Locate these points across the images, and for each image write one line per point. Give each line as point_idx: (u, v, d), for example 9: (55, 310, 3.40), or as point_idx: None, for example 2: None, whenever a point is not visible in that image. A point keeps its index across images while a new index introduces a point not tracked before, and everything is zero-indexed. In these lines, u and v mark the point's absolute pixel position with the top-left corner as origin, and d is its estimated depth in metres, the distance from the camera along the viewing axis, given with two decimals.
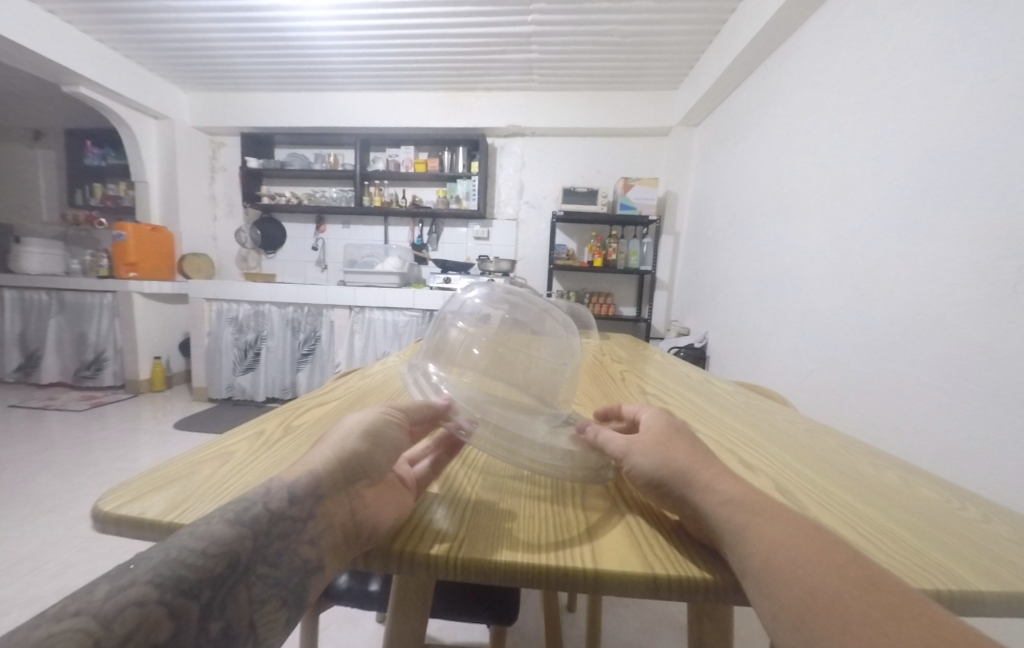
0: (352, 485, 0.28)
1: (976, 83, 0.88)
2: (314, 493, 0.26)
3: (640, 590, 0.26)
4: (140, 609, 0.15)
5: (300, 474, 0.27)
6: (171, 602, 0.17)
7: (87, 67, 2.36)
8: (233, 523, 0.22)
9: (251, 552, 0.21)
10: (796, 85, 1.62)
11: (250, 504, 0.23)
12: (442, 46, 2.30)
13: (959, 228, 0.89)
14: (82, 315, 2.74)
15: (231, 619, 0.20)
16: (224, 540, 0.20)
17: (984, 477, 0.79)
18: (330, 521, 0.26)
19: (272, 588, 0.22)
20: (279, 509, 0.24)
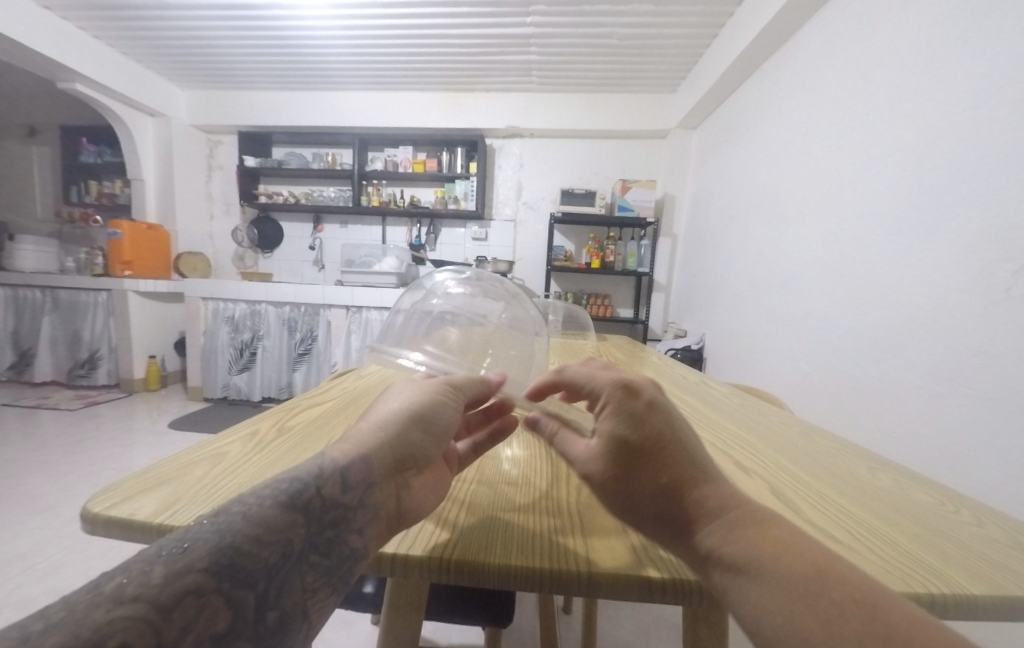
0: (402, 472, 0.32)
1: (972, 89, 0.89)
2: (365, 478, 0.29)
3: (634, 591, 0.25)
4: (197, 598, 0.19)
5: (353, 458, 0.30)
6: (226, 589, 0.20)
7: (83, 63, 2.35)
8: (286, 500, 0.25)
9: (302, 541, 0.24)
10: (794, 90, 1.63)
11: (305, 485, 0.26)
12: (440, 46, 2.30)
13: (955, 233, 0.90)
14: (76, 314, 2.72)
15: (287, 608, 0.22)
16: (278, 529, 0.23)
17: (977, 480, 0.80)
18: (378, 507, 0.29)
19: (320, 575, 0.25)
20: (331, 495, 0.27)
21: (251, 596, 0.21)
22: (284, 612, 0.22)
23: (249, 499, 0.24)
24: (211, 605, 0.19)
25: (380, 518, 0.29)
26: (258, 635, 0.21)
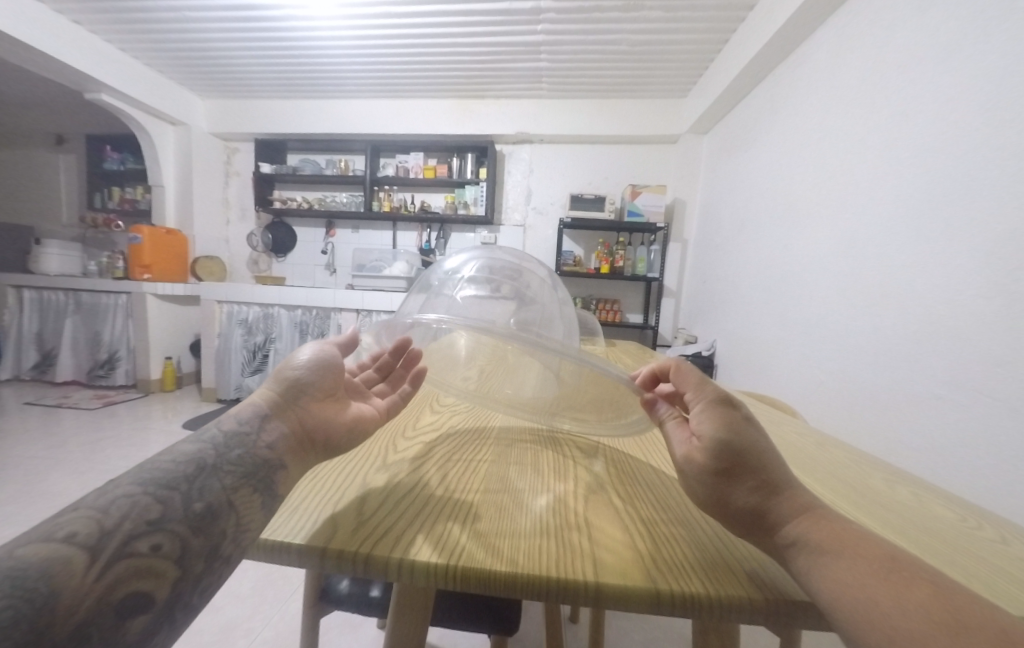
0: (299, 407, 0.40)
1: (990, 93, 0.87)
2: (259, 418, 0.38)
3: (643, 605, 0.24)
4: (128, 503, 0.28)
5: (244, 409, 0.39)
6: (154, 496, 0.29)
7: (108, 75, 2.44)
8: (201, 444, 0.35)
9: (214, 463, 0.33)
10: (808, 94, 1.61)
11: (209, 433, 0.36)
12: (453, 54, 2.33)
13: (973, 238, 0.88)
14: (97, 316, 2.81)
15: (211, 500, 0.30)
16: (188, 465, 0.32)
17: (999, 493, 0.77)
18: (283, 432, 0.38)
19: (242, 478, 0.32)
20: (231, 430, 0.36)
21: (175, 495, 0.29)
22: (210, 502, 0.30)
23: (165, 450, 0.33)
24: (143, 505, 0.28)
25: (288, 441, 0.37)
26: (191, 518, 0.29)
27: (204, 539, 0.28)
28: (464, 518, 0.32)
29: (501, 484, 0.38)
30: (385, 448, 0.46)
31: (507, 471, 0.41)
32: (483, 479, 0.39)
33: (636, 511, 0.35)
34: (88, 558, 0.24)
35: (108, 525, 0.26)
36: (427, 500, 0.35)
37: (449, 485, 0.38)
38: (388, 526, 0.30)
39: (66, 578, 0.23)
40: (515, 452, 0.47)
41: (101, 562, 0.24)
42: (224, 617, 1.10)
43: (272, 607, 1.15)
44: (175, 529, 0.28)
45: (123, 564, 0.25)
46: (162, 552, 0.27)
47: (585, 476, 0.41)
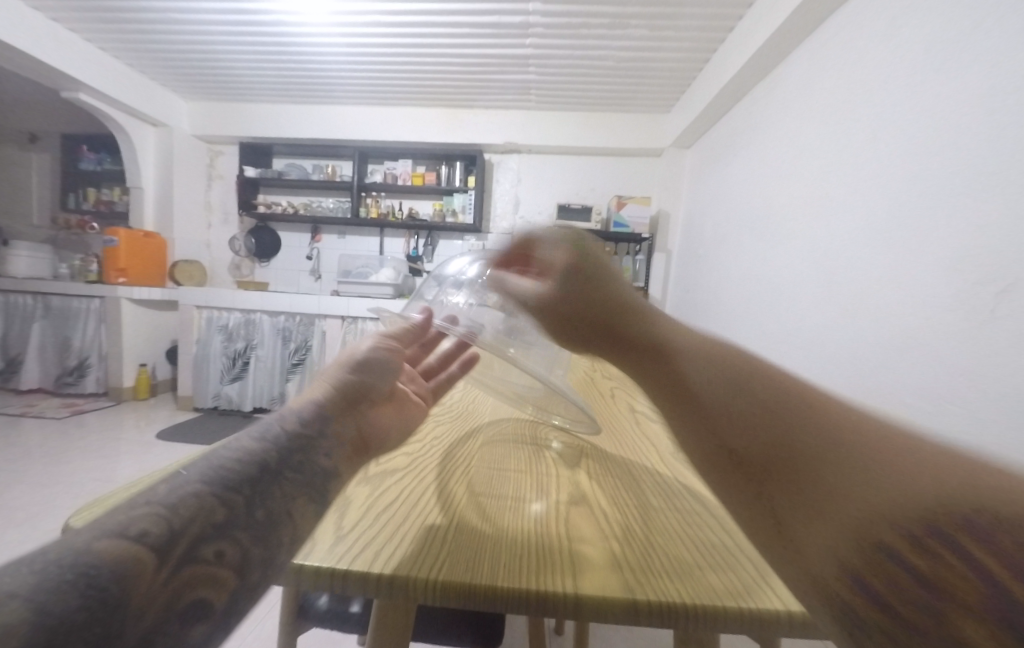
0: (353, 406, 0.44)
1: (955, 116, 0.92)
2: (317, 419, 0.40)
3: (622, 615, 0.25)
4: (195, 499, 0.28)
5: (306, 409, 0.41)
6: (219, 496, 0.29)
7: (87, 73, 2.38)
8: (260, 442, 0.35)
9: (275, 464, 0.33)
10: (785, 112, 1.68)
11: (271, 431, 0.37)
12: (442, 64, 2.35)
13: (939, 254, 0.93)
14: (67, 321, 2.70)
15: (271, 507, 0.30)
16: (252, 463, 0.32)
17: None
18: (337, 434, 0.40)
19: (296, 485, 0.33)
20: (294, 430, 0.37)
21: (239, 498, 0.30)
22: (273, 510, 0.30)
23: (229, 449, 0.34)
24: (209, 504, 0.28)
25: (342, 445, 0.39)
26: (252, 526, 0.28)
27: (266, 549, 0.28)
28: (445, 530, 0.32)
29: (485, 496, 0.38)
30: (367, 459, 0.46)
31: (490, 483, 0.41)
32: (466, 492, 0.39)
33: (617, 521, 0.35)
34: (157, 559, 0.24)
35: (177, 526, 0.26)
36: (407, 513, 0.34)
37: (433, 498, 0.37)
38: (369, 540, 0.30)
39: (136, 580, 0.23)
40: (501, 462, 0.47)
41: (170, 565, 0.25)
42: None
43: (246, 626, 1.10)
44: (240, 535, 0.28)
45: (190, 569, 0.25)
46: (226, 559, 0.27)
47: (568, 488, 0.41)
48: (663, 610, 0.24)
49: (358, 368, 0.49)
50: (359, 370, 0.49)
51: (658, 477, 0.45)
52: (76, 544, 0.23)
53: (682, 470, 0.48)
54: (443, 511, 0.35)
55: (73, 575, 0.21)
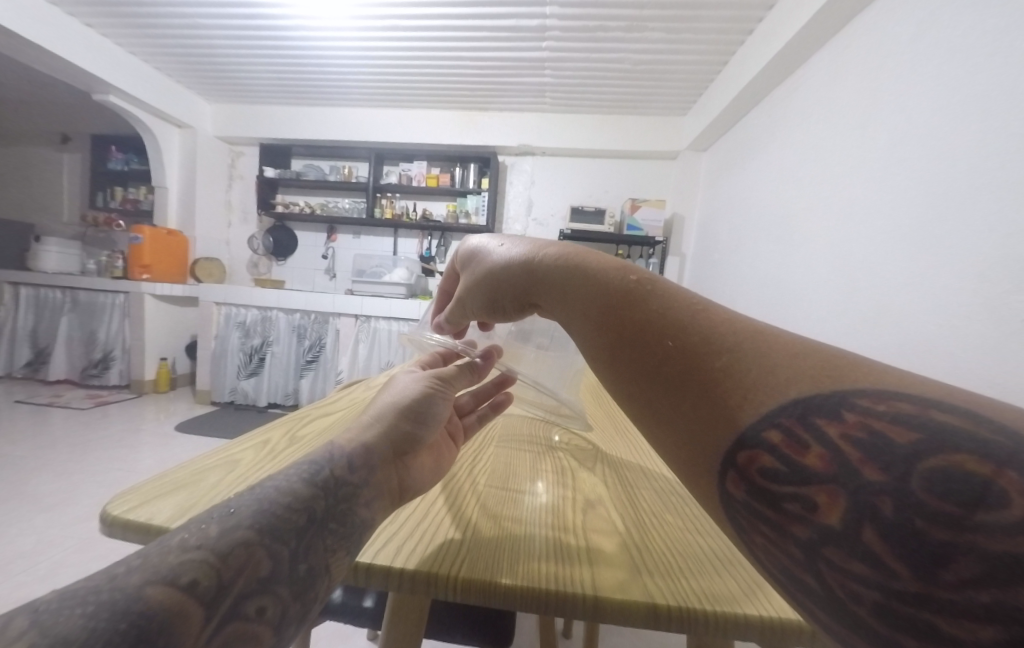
0: (399, 458, 0.36)
1: (983, 119, 0.90)
2: (365, 464, 0.32)
3: (639, 621, 0.25)
4: (245, 547, 0.22)
5: (355, 449, 0.33)
6: (266, 542, 0.23)
7: (117, 76, 2.47)
8: (305, 480, 0.28)
9: (322, 510, 0.27)
10: (804, 117, 1.65)
11: (320, 468, 0.30)
12: (458, 66, 2.37)
13: (965, 262, 0.90)
14: (94, 315, 2.80)
15: (311, 563, 0.25)
16: (302, 498, 0.27)
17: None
18: (379, 488, 0.32)
19: (339, 539, 0.27)
20: (341, 475, 0.30)
21: (285, 551, 0.24)
22: (313, 566, 0.25)
23: (274, 482, 0.28)
24: (256, 554, 0.23)
25: (381, 496, 0.32)
26: (293, 585, 0.24)
27: (303, 607, 0.24)
28: (461, 527, 0.32)
29: (500, 497, 0.38)
30: None
31: (507, 486, 0.41)
32: (485, 494, 0.39)
33: (631, 526, 0.35)
34: (204, 616, 0.19)
35: (227, 577, 0.21)
36: (425, 514, 0.34)
37: (449, 497, 0.38)
38: (398, 542, 0.30)
39: (177, 640, 0.18)
40: (517, 465, 0.47)
41: (217, 618, 0.20)
42: None
43: None
44: (283, 591, 0.23)
45: (231, 627, 0.20)
46: (266, 618, 0.22)
47: (584, 492, 0.41)
48: (692, 619, 0.24)
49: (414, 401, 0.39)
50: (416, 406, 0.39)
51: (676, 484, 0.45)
52: (125, 581, 0.18)
53: None
54: (460, 510, 0.35)
55: (128, 623, 0.17)
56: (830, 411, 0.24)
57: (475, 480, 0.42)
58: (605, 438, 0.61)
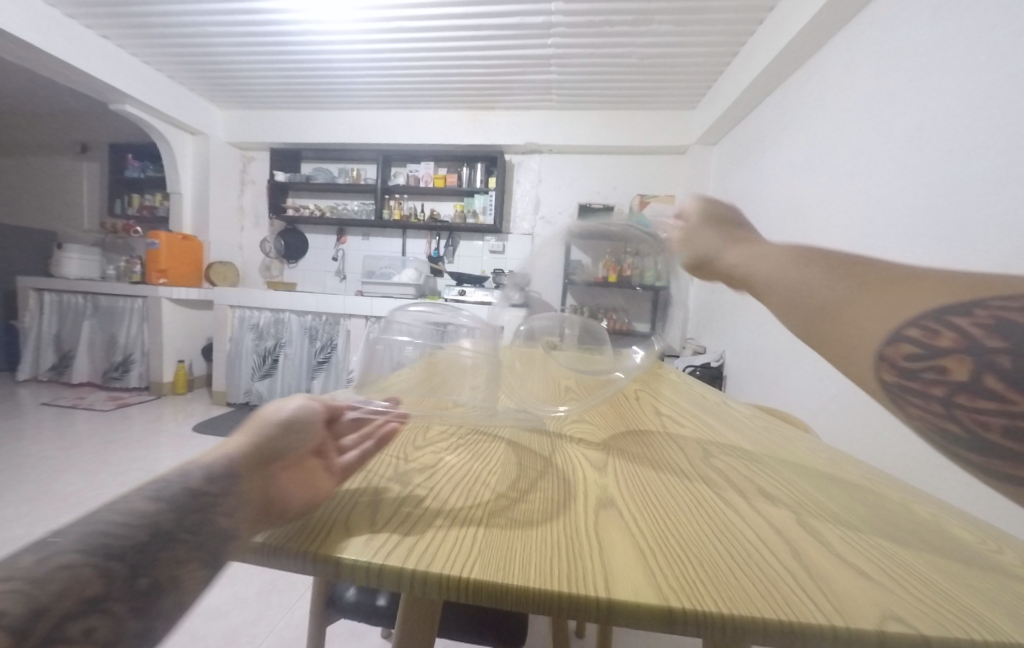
0: (265, 468, 0.33)
1: (998, 109, 0.88)
2: (228, 473, 0.31)
3: (654, 624, 0.24)
4: (68, 570, 0.22)
5: (208, 464, 0.32)
6: (97, 565, 0.22)
7: (132, 86, 2.53)
8: (154, 501, 0.28)
9: (173, 522, 0.26)
10: (817, 109, 1.61)
11: (170, 484, 0.29)
12: (464, 66, 2.38)
13: (983, 254, 0.88)
14: (113, 319, 2.88)
15: (160, 575, 0.24)
16: (144, 518, 0.26)
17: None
18: (247, 496, 0.30)
19: (194, 549, 0.25)
20: (195, 487, 0.29)
21: (123, 566, 0.23)
22: (158, 580, 0.23)
23: (113, 504, 0.27)
24: (82, 577, 0.22)
25: (249, 504, 0.29)
26: (134, 599, 0.22)
27: (150, 620, 0.22)
28: (462, 523, 0.32)
29: (505, 498, 0.38)
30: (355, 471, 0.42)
31: (505, 487, 0.40)
32: (464, 494, 0.38)
33: (640, 525, 0.34)
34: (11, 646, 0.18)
35: (44, 603, 0.20)
36: (393, 512, 0.34)
37: (437, 496, 0.37)
38: (402, 540, 0.29)
39: None
40: (517, 466, 0.46)
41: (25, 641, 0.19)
42: (229, 622, 1.09)
43: (277, 612, 1.14)
44: (119, 607, 0.22)
45: None
46: (94, 636, 0.20)
47: (589, 493, 0.40)
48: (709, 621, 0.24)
49: (288, 424, 0.39)
50: (288, 430, 0.38)
51: (691, 482, 0.44)
52: None
53: (710, 475, 0.46)
54: (457, 507, 0.35)
55: None
56: (968, 307, 0.31)
57: (438, 480, 0.41)
58: (611, 436, 0.60)
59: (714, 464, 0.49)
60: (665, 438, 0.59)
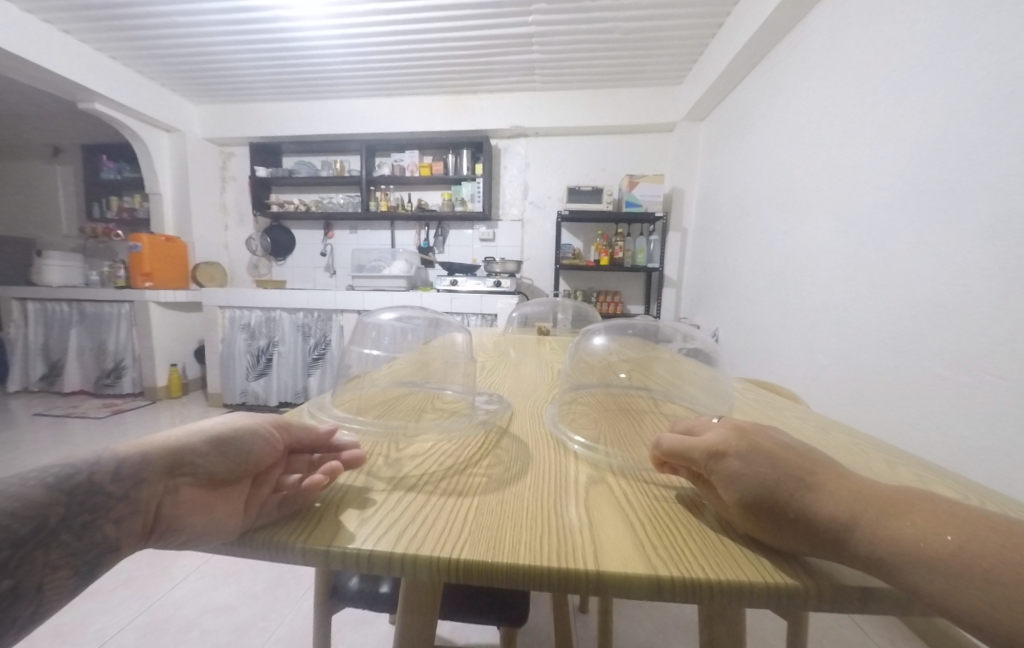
0: (174, 478, 0.31)
1: (985, 71, 0.88)
2: (136, 474, 0.30)
3: (643, 593, 0.25)
4: None
5: (130, 453, 0.31)
6: None
7: (101, 84, 2.43)
8: (52, 489, 0.28)
9: (59, 519, 0.27)
10: (804, 80, 1.58)
11: (76, 472, 0.29)
12: (443, 48, 2.30)
13: (970, 219, 0.89)
14: (101, 325, 2.83)
15: (21, 580, 0.25)
16: (36, 507, 0.26)
17: (1021, 481, 0.77)
18: (140, 506, 0.29)
19: (68, 553, 0.27)
20: (98, 482, 0.29)
21: None
22: (18, 586, 0.25)
23: (13, 480, 0.27)
24: None
25: (137, 516, 0.29)
26: None
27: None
28: (449, 508, 0.32)
29: (491, 481, 0.37)
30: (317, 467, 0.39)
31: (492, 470, 0.40)
32: (442, 479, 0.37)
33: (631, 501, 0.34)
34: None
35: None
36: (368, 499, 0.34)
37: (420, 482, 0.37)
38: (389, 524, 0.30)
39: None
40: (500, 447, 0.46)
41: None
42: (239, 617, 1.11)
43: (287, 605, 1.16)
44: None
45: None
46: None
47: (579, 471, 0.40)
48: (699, 588, 0.24)
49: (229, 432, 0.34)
50: (233, 432, 0.34)
51: None
52: None
53: None
54: (439, 491, 0.35)
55: None
56: None
57: (404, 465, 0.41)
58: (603, 416, 0.59)
59: None
60: (658, 418, 0.59)
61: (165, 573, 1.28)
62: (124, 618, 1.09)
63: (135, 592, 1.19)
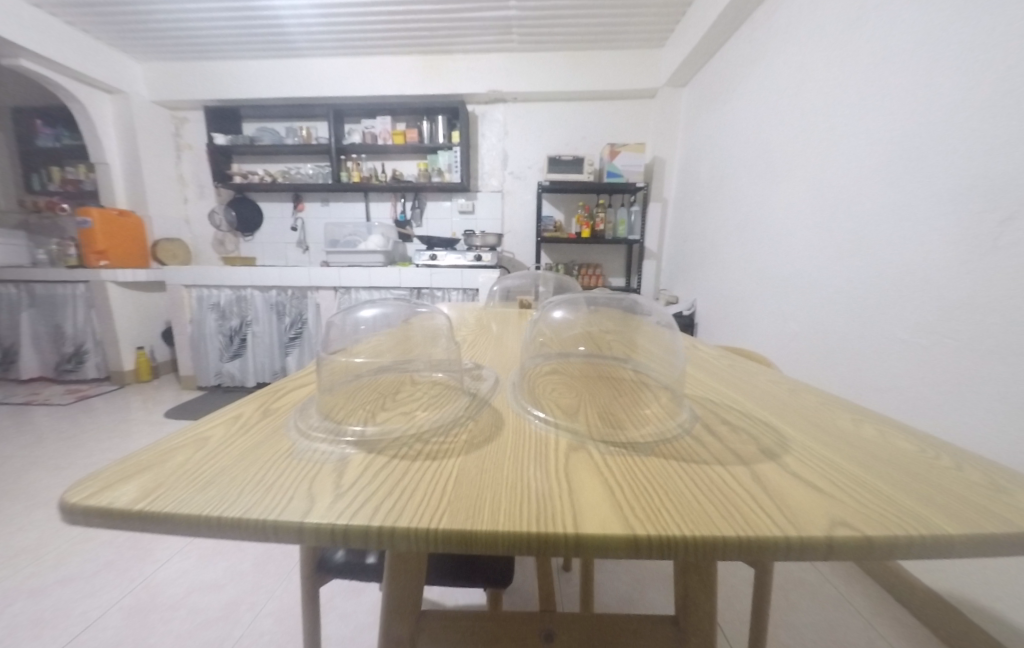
0: None
1: (960, 36, 0.88)
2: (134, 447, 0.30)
3: (622, 552, 0.25)
4: None
5: None
6: None
7: (25, 36, 2.16)
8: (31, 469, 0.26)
9: None
10: (785, 41, 1.54)
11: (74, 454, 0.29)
12: (412, 2, 2.13)
13: (938, 186, 0.92)
14: (55, 308, 2.65)
15: None
16: None
17: (971, 434, 0.84)
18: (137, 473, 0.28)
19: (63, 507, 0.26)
20: None
21: None
22: None
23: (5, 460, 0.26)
24: None
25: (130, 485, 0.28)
26: None
27: None
28: (427, 478, 0.32)
29: (474, 450, 0.37)
30: (294, 444, 0.38)
31: (474, 440, 0.39)
32: (425, 449, 0.37)
33: (612, 465, 0.35)
34: None
35: None
36: (346, 474, 0.33)
37: (400, 453, 0.36)
38: (367, 496, 0.29)
39: None
40: (482, 417, 0.46)
41: None
42: (227, 594, 1.12)
43: (276, 580, 1.17)
44: None
45: None
46: None
47: (562, 438, 0.41)
48: (681, 543, 0.25)
49: None
50: None
51: (659, 421, 0.45)
52: None
53: (679, 412, 0.47)
54: (420, 461, 0.35)
55: None
56: None
57: (384, 437, 0.40)
58: (584, 384, 0.60)
59: (682, 400, 0.51)
60: (639, 384, 0.60)
61: (147, 557, 1.26)
62: (107, 602, 1.08)
63: (118, 576, 1.17)
